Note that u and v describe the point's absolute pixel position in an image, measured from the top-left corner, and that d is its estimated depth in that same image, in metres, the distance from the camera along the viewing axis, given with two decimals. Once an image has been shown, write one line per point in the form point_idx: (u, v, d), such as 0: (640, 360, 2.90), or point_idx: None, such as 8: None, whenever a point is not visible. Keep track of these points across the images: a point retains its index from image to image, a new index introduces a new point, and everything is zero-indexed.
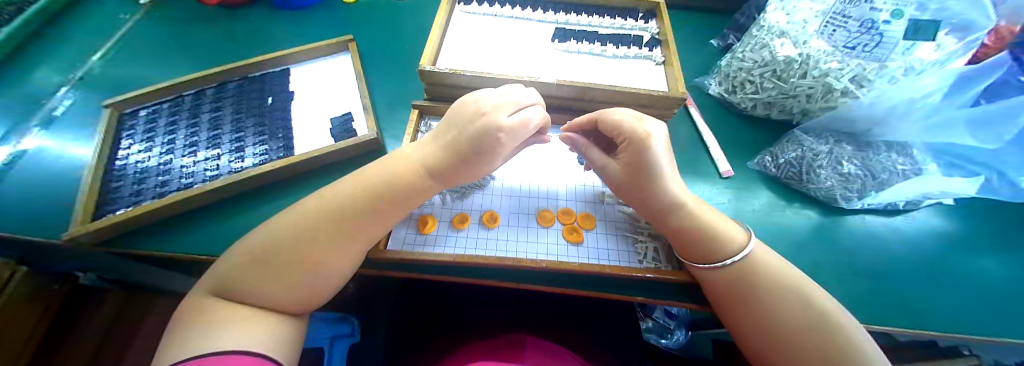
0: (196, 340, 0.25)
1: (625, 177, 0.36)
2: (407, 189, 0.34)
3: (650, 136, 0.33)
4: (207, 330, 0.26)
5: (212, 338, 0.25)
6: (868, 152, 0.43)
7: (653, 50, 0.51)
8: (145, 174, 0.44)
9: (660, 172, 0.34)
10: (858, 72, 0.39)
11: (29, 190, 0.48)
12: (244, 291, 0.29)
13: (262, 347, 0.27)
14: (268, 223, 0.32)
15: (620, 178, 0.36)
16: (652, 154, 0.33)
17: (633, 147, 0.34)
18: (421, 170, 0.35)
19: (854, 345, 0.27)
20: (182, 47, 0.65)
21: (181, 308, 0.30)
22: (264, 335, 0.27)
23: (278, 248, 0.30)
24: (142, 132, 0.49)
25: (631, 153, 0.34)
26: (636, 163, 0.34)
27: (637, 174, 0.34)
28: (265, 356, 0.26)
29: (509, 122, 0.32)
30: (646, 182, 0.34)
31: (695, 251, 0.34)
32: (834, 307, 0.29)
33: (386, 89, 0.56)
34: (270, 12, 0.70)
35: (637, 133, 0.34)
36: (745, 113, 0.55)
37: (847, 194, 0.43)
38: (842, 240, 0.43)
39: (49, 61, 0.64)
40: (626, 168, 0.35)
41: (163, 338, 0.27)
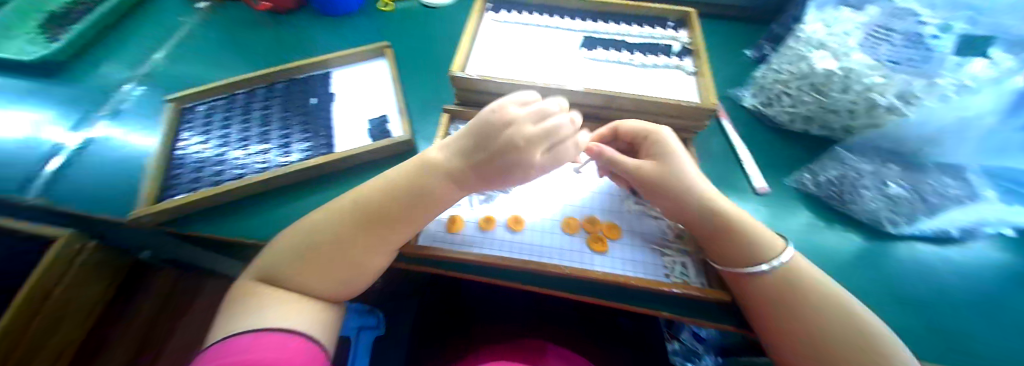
0: (247, 314, 0.29)
1: (657, 170, 0.37)
2: (420, 186, 0.34)
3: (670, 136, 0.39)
4: (255, 305, 0.30)
5: (258, 314, 0.29)
6: (919, 174, 0.40)
7: (684, 60, 0.50)
8: (202, 163, 0.49)
9: (686, 167, 0.37)
10: (902, 87, 0.37)
11: (102, 173, 0.53)
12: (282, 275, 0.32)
13: (298, 324, 0.30)
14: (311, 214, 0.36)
15: (655, 174, 0.37)
16: (676, 148, 0.38)
17: (659, 143, 0.39)
18: (439, 169, 0.35)
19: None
20: (235, 48, 0.71)
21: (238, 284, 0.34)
22: (301, 313, 0.30)
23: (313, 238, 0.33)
24: (200, 125, 0.54)
25: (657, 149, 0.39)
26: (664, 156, 0.38)
27: (668, 166, 0.37)
28: (299, 332, 0.29)
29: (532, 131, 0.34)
30: (677, 173, 0.36)
31: (733, 255, 0.32)
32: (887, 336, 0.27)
33: (418, 93, 0.59)
34: (314, 18, 0.75)
35: (659, 134, 0.40)
36: (781, 128, 0.54)
37: (895, 219, 0.40)
38: (891, 266, 0.40)
39: (124, 59, 0.72)
40: (657, 164, 0.37)
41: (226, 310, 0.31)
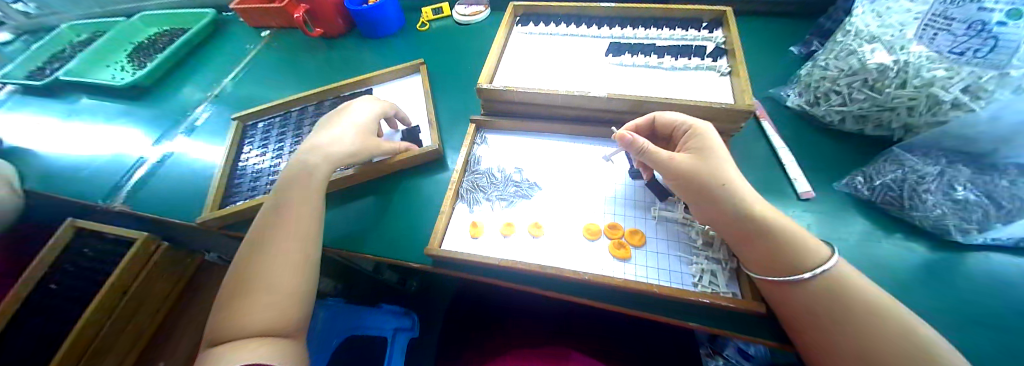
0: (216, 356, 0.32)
1: (695, 165, 0.35)
2: None
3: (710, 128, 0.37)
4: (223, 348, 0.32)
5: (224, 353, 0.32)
6: (992, 177, 0.35)
7: (717, 61, 0.48)
8: (259, 174, 0.54)
9: (729, 164, 0.34)
10: (971, 81, 0.34)
11: (180, 182, 0.61)
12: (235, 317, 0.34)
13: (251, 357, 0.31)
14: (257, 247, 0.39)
15: (695, 166, 0.35)
16: (714, 142, 0.36)
17: (698, 135, 0.37)
18: None
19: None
20: (288, 70, 0.79)
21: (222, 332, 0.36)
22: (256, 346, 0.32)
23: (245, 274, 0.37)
24: (258, 139, 0.60)
25: (698, 142, 0.36)
26: (705, 151, 0.35)
27: (709, 159, 0.35)
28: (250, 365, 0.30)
29: None
30: (717, 169, 0.34)
31: (769, 265, 0.31)
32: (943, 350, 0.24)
33: (448, 105, 0.62)
34: (355, 39, 0.81)
35: (700, 127, 0.37)
36: (830, 128, 0.50)
37: (964, 225, 0.35)
38: (965, 282, 0.35)
39: (198, 83, 0.83)
40: (695, 156, 0.36)
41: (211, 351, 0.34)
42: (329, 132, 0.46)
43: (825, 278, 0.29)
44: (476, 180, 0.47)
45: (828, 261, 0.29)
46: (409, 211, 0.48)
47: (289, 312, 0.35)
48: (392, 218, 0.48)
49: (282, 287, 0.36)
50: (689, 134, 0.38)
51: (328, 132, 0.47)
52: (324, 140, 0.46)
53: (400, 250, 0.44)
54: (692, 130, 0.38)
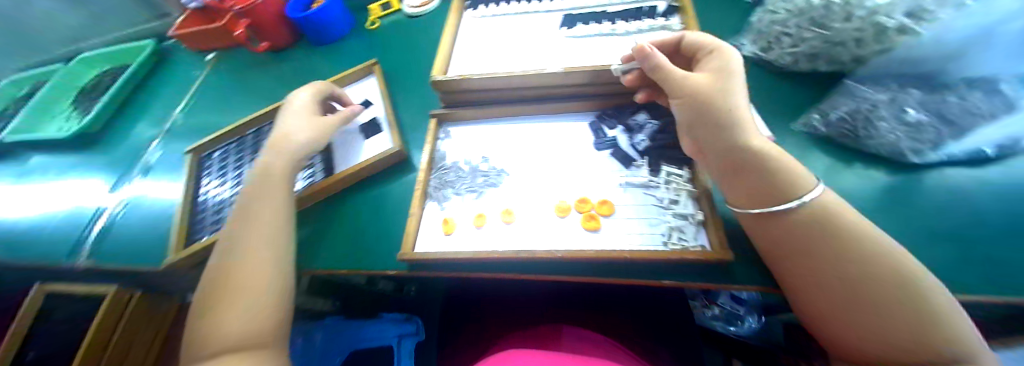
0: None
1: (710, 82, 0.34)
2: None
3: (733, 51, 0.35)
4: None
5: None
6: (941, 96, 0.36)
7: (669, 19, 0.48)
8: (221, 204, 0.52)
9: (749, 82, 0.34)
10: (913, 4, 0.33)
11: (143, 226, 0.59)
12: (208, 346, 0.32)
13: None
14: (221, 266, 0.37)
15: (706, 83, 0.34)
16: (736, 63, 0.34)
17: (720, 55, 0.35)
18: None
19: (941, 313, 0.22)
20: (239, 92, 0.76)
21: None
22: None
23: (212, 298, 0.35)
24: (216, 169, 0.58)
25: (721, 58, 0.35)
26: (730, 64, 0.34)
27: (723, 77, 0.33)
28: None
29: None
30: (737, 83, 0.33)
31: (759, 187, 0.30)
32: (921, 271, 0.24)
33: (409, 103, 0.60)
34: (304, 49, 0.78)
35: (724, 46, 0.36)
36: (786, 71, 0.50)
37: (917, 147, 0.36)
38: (923, 200, 0.36)
39: (146, 120, 0.78)
40: (709, 75, 0.34)
41: None
42: (289, 121, 0.48)
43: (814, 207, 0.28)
44: (443, 176, 0.46)
45: (815, 191, 0.28)
46: (381, 218, 0.47)
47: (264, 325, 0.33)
48: (366, 227, 0.47)
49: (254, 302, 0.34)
50: (711, 53, 0.37)
51: (286, 121, 0.48)
52: (288, 127, 0.47)
53: (378, 258, 0.44)
54: (714, 49, 0.36)
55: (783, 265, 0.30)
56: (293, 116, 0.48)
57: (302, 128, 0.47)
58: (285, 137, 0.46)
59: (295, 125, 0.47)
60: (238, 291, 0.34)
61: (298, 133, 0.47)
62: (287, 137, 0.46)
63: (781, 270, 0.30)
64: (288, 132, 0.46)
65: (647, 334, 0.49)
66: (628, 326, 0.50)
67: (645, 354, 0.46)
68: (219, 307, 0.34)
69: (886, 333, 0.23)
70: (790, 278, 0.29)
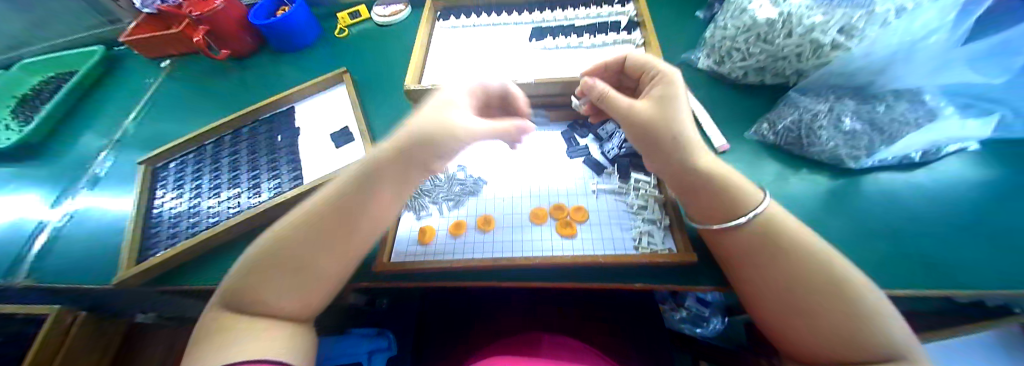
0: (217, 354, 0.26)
1: (654, 114, 0.33)
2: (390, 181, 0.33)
3: (675, 75, 0.35)
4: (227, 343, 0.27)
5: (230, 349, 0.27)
6: (872, 105, 0.41)
7: (632, 33, 0.51)
8: (178, 218, 0.49)
9: (688, 112, 0.34)
10: (845, 22, 0.39)
11: (84, 244, 0.53)
12: (256, 302, 0.30)
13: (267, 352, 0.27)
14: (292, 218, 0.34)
15: (650, 115, 0.34)
16: (677, 90, 0.34)
17: (663, 82, 0.35)
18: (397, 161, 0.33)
19: (874, 313, 0.25)
20: (200, 99, 0.72)
21: (208, 324, 0.30)
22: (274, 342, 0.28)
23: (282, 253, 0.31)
24: (173, 181, 0.54)
25: (662, 85, 0.35)
26: (670, 93, 0.34)
27: (666, 107, 0.34)
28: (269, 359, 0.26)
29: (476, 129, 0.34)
30: (676, 113, 0.33)
31: (714, 202, 0.34)
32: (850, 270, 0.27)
33: (381, 111, 0.60)
34: (271, 56, 0.75)
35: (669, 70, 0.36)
36: (737, 83, 0.54)
37: (854, 153, 0.40)
38: (857, 202, 0.41)
39: (92, 130, 0.72)
40: (654, 103, 0.34)
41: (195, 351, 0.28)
42: (448, 107, 0.35)
43: (761, 222, 0.31)
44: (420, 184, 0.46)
45: (761, 207, 0.32)
46: None
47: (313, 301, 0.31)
48: None
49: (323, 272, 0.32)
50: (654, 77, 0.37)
51: (448, 106, 0.35)
52: (439, 113, 0.34)
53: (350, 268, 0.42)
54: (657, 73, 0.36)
55: (737, 277, 0.33)
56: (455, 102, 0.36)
57: (468, 121, 0.34)
58: (434, 121, 0.33)
59: (465, 117, 0.34)
60: (289, 263, 0.31)
61: (459, 123, 0.34)
62: (447, 125, 0.33)
63: (735, 282, 0.33)
64: (435, 116, 0.34)
65: (621, 339, 0.50)
66: (603, 332, 0.51)
67: (620, 358, 0.47)
68: (264, 273, 0.31)
69: (824, 331, 0.26)
70: (744, 288, 0.32)
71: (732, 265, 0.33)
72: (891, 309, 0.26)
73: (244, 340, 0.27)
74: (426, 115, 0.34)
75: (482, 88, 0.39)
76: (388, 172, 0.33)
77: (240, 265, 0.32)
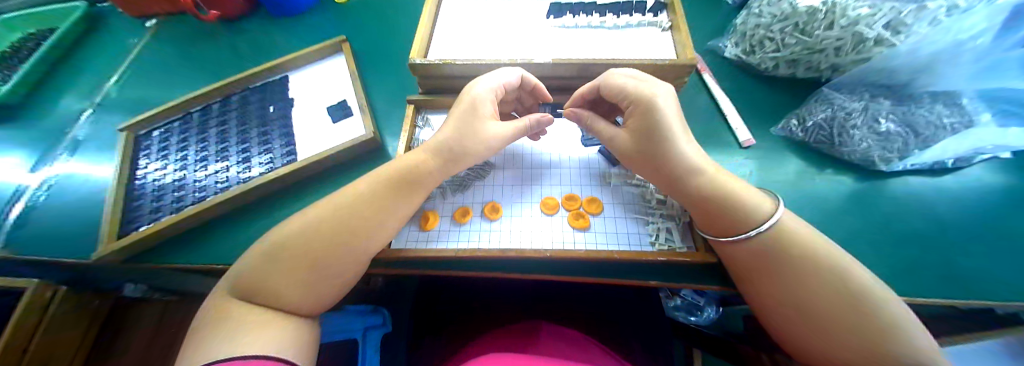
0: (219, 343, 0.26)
1: (633, 149, 0.35)
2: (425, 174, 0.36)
3: (651, 96, 0.34)
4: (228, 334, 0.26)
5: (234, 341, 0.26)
6: (909, 107, 0.38)
7: (658, 16, 0.47)
8: (162, 191, 0.46)
9: (673, 135, 0.33)
10: (893, 17, 0.35)
11: (61, 214, 0.50)
12: (263, 289, 0.29)
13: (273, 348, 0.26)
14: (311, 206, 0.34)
15: (630, 148, 0.35)
16: (652, 116, 0.33)
17: (638, 109, 0.34)
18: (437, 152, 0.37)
19: (898, 330, 0.24)
20: (187, 64, 0.67)
21: (207, 311, 0.29)
22: (280, 336, 0.27)
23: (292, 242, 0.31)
24: (157, 151, 0.51)
25: (640, 114, 0.34)
26: (648, 125, 0.34)
27: (643, 138, 0.34)
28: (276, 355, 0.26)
29: (498, 132, 0.38)
30: (656, 145, 0.33)
31: (716, 217, 0.32)
32: (870, 283, 0.26)
33: (383, 87, 0.56)
34: (264, 21, 0.70)
35: (648, 92, 0.34)
36: (765, 75, 0.51)
37: (886, 154, 0.39)
38: (882, 206, 0.39)
39: (69, 92, 0.67)
40: (633, 134, 0.35)
41: (193, 338, 0.27)
42: (487, 119, 0.38)
43: (773, 233, 0.29)
44: None
45: (773, 217, 0.30)
46: None
47: (322, 296, 0.31)
48: None
49: (339, 258, 0.31)
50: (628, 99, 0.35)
51: (484, 119, 0.37)
52: (481, 129, 0.37)
53: None
54: (630, 95, 0.35)
55: (749, 290, 0.31)
56: (490, 111, 0.38)
57: (507, 134, 0.39)
58: (477, 139, 0.37)
59: (503, 128, 0.39)
60: (302, 254, 0.31)
61: (500, 139, 0.38)
62: (490, 142, 0.38)
63: (748, 294, 0.31)
64: (477, 134, 0.37)
65: (623, 331, 0.49)
66: (604, 323, 0.50)
67: (621, 349, 0.46)
68: (279, 262, 0.30)
69: (846, 351, 0.24)
70: (757, 301, 0.30)
71: (742, 280, 0.31)
72: (916, 325, 0.24)
73: (254, 333, 0.26)
74: (467, 131, 0.37)
75: (506, 85, 0.39)
76: (432, 177, 0.37)
77: (254, 250, 0.32)
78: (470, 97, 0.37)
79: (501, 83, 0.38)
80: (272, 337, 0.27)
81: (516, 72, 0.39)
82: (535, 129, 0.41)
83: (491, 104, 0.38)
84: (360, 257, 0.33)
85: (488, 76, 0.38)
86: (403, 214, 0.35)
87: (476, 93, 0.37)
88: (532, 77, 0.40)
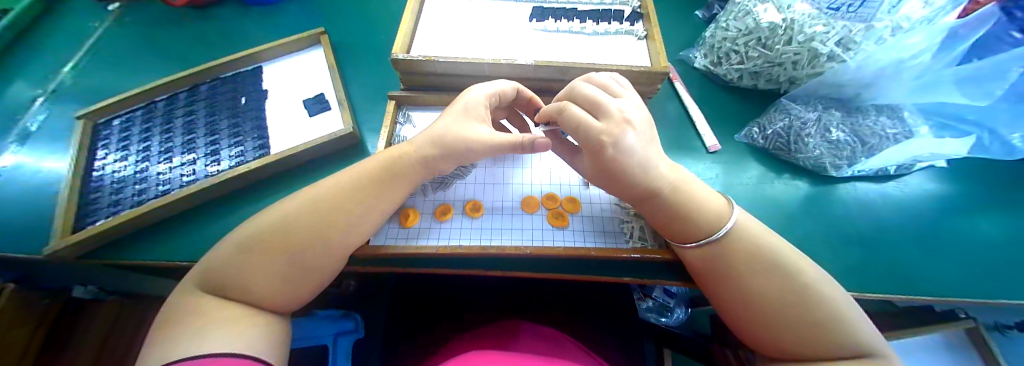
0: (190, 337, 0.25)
1: (598, 177, 0.35)
2: (397, 169, 0.36)
3: (603, 141, 0.31)
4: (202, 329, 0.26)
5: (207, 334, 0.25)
6: (858, 118, 0.42)
7: (634, 25, 0.49)
8: (122, 183, 0.44)
9: (625, 173, 0.32)
10: (844, 34, 0.38)
11: (7, 208, 0.46)
12: (233, 287, 0.29)
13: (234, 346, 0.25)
14: (281, 201, 0.33)
15: (592, 176, 0.36)
16: (610, 161, 0.31)
17: (593, 154, 0.32)
18: (410, 151, 0.37)
19: (848, 320, 0.26)
20: (154, 51, 0.64)
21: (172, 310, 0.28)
22: (250, 333, 0.27)
23: (261, 238, 0.30)
24: (117, 141, 0.48)
25: (592, 157, 0.32)
26: (598, 163, 0.33)
27: (603, 174, 0.34)
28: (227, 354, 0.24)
29: (489, 135, 0.36)
30: (613, 180, 0.33)
31: (678, 232, 0.33)
32: (811, 273, 0.29)
33: (363, 83, 0.55)
34: (241, 10, 0.68)
35: (605, 138, 0.31)
36: (731, 85, 0.54)
37: (837, 161, 0.42)
38: (833, 208, 0.42)
39: (17, 78, 0.62)
40: (592, 168, 0.34)
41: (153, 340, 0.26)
42: (478, 123, 0.37)
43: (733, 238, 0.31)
44: None
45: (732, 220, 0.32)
46: None
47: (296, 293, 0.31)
48: None
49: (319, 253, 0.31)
50: (583, 140, 0.32)
51: (475, 122, 0.37)
52: (468, 131, 0.36)
53: None
54: (585, 137, 0.32)
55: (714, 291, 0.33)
56: (481, 116, 0.37)
57: (495, 139, 0.36)
58: (464, 139, 0.36)
59: (493, 132, 0.36)
60: (274, 251, 0.30)
61: (487, 143, 0.36)
62: (476, 144, 0.36)
63: (713, 298, 0.33)
64: (465, 134, 0.36)
65: (596, 328, 0.51)
66: (577, 321, 0.51)
67: (596, 347, 0.47)
68: (249, 258, 0.30)
69: (794, 342, 0.27)
70: (720, 304, 0.32)
71: (702, 280, 0.33)
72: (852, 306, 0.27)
73: (225, 332, 0.25)
74: (455, 129, 0.36)
75: (501, 94, 0.39)
76: (411, 177, 0.37)
77: (222, 246, 0.31)
78: (464, 101, 0.38)
79: (496, 92, 0.38)
80: (239, 333, 0.26)
81: (510, 84, 0.40)
82: (528, 149, 0.36)
83: (484, 109, 0.38)
84: (332, 254, 0.32)
85: (484, 85, 0.39)
86: (381, 210, 0.35)
87: (470, 96, 0.38)
88: (527, 90, 0.41)
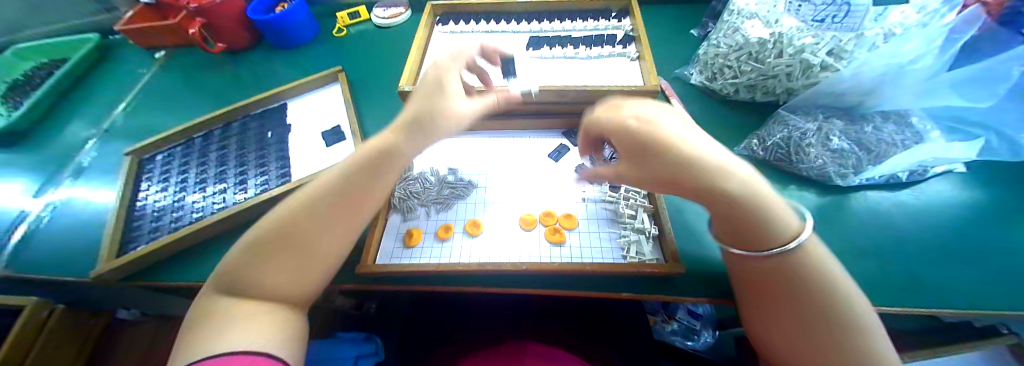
0: (216, 338, 0.26)
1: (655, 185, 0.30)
2: None
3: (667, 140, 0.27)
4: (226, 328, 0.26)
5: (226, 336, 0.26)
6: (860, 125, 0.41)
7: (627, 47, 0.51)
8: (161, 211, 0.48)
9: (696, 173, 0.26)
10: (835, 44, 0.39)
11: (62, 236, 0.52)
12: (251, 283, 0.29)
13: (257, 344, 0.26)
14: None
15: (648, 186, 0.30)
16: (676, 160, 0.27)
17: (652, 157, 0.28)
18: None
19: (882, 357, 0.24)
20: (194, 93, 0.72)
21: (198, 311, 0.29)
22: (270, 331, 0.27)
23: None
24: (159, 174, 0.54)
25: (648, 161, 0.28)
26: (658, 170, 0.28)
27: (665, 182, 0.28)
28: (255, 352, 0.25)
29: (467, 106, 0.37)
30: (675, 183, 0.28)
31: (744, 239, 0.28)
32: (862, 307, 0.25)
33: (376, 113, 0.60)
34: (270, 53, 0.75)
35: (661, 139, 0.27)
36: (728, 99, 0.54)
37: (842, 170, 0.41)
38: (843, 219, 0.41)
39: (76, 120, 0.70)
40: (647, 176, 0.29)
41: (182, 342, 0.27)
42: (454, 96, 0.36)
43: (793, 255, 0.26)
44: (408, 186, 0.45)
45: (801, 237, 0.26)
46: None
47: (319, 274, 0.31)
48: None
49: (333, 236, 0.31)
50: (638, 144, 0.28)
51: (450, 94, 0.36)
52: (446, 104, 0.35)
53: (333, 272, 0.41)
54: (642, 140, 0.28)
55: (749, 297, 0.30)
56: (455, 88, 0.37)
57: (473, 109, 0.37)
58: (444, 115, 0.35)
59: (470, 104, 0.37)
60: None
61: (466, 116, 0.37)
62: (456, 117, 0.36)
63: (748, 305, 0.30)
64: (445, 109, 0.35)
65: (607, 349, 0.49)
66: (588, 342, 0.50)
67: None
68: (263, 255, 0.30)
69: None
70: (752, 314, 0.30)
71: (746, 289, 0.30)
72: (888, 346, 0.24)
73: (251, 328, 0.27)
74: (435, 105, 0.35)
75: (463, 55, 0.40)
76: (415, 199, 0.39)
77: None
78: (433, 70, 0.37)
79: (461, 52, 0.39)
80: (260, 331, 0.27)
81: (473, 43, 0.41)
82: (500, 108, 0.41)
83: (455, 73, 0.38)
84: None
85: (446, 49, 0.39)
86: None
87: (440, 64, 0.37)
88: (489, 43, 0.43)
